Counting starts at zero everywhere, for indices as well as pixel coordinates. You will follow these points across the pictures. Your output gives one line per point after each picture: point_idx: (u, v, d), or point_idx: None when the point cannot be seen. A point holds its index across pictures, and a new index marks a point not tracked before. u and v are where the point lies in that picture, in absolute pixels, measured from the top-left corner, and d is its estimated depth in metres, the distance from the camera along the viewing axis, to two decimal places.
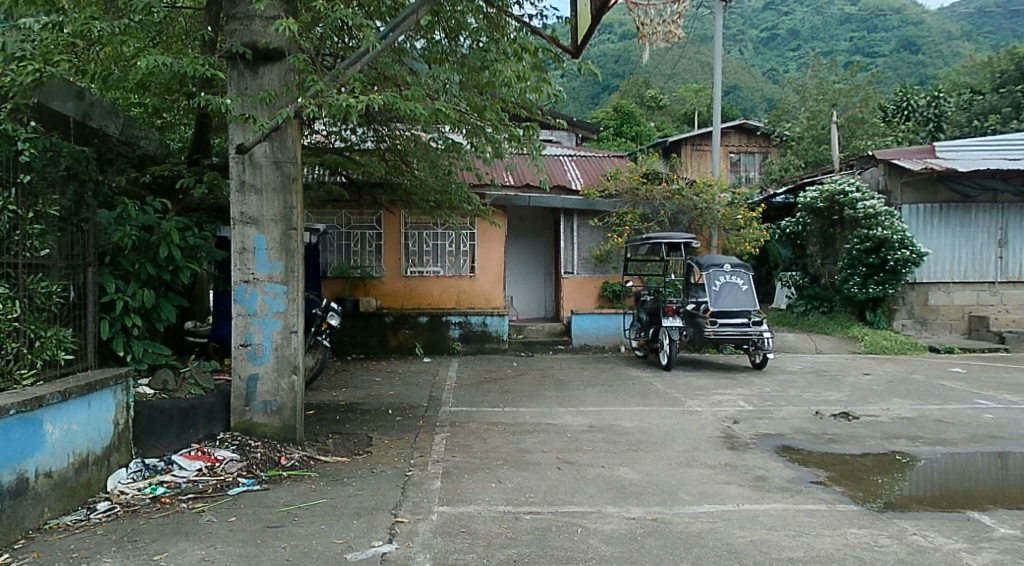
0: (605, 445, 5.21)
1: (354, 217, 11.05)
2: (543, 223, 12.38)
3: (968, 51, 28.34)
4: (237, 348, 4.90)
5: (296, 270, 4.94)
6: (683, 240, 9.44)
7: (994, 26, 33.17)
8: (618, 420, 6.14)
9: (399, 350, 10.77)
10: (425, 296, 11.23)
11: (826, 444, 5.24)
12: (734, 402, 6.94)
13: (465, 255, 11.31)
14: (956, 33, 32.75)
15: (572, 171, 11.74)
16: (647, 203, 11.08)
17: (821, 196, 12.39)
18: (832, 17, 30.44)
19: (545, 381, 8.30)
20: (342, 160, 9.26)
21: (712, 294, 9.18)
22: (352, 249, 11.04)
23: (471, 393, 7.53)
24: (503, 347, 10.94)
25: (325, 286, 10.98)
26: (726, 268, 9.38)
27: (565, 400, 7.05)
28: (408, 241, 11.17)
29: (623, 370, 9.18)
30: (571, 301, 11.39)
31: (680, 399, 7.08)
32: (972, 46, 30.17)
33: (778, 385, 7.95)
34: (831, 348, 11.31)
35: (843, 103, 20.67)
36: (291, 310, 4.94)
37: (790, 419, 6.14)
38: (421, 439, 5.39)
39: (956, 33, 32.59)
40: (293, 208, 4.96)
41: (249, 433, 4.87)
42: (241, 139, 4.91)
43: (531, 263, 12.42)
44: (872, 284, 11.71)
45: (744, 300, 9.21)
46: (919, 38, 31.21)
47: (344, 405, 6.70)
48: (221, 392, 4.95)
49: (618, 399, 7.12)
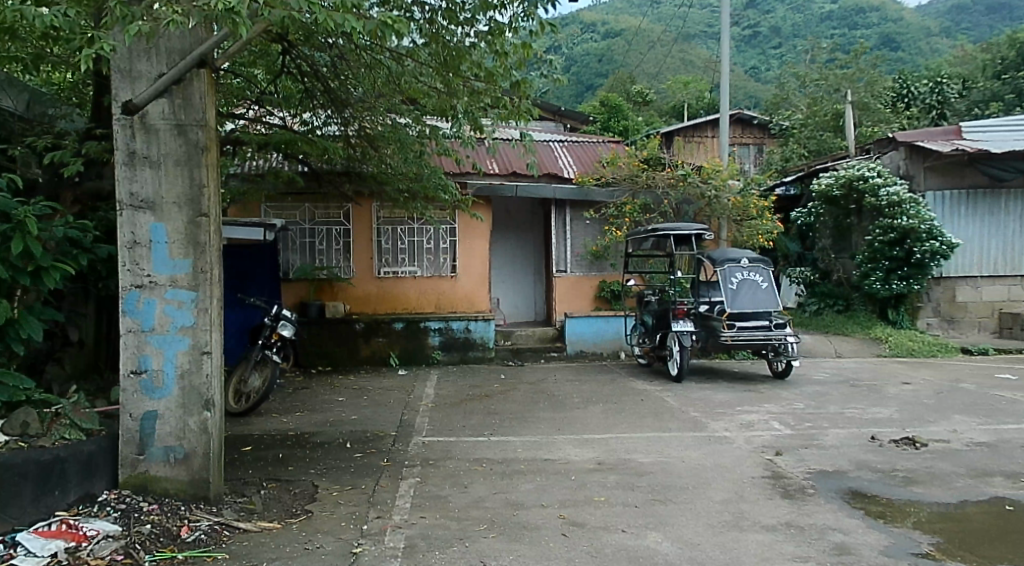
0: (621, 495, 3.99)
1: (319, 212, 9.79)
2: (531, 216, 11.17)
3: (957, 44, 27.52)
4: (127, 377, 3.63)
5: (209, 271, 3.69)
6: (694, 232, 8.25)
7: (971, 23, 32.47)
8: (632, 453, 4.93)
9: (371, 361, 9.52)
10: (400, 298, 9.98)
11: (905, 488, 4.05)
12: (768, 425, 5.74)
13: (445, 253, 10.08)
14: (941, 27, 31.96)
15: (564, 159, 10.50)
16: (648, 192, 9.88)
17: (836, 182, 11.28)
18: (813, 15, 29.77)
19: (538, 398, 7.08)
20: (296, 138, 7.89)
21: (729, 294, 8.02)
22: (317, 248, 9.79)
23: (452, 416, 6.29)
24: (489, 356, 9.71)
25: (287, 289, 9.72)
26: (743, 264, 8.19)
27: (564, 425, 5.82)
28: (381, 237, 9.91)
29: (627, 382, 7.98)
30: (564, 303, 10.20)
31: (703, 421, 5.90)
32: (958, 40, 29.44)
33: (812, 400, 6.79)
34: (853, 351, 10.21)
35: (844, 90, 19.60)
36: (202, 324, 3.68)
37: (845, 449, 4.94)
38: (381, 489, 4.15)
39: (939, 28, 31.83)
40: (205, 188, 3.70)
41: (145, 491, 3.63)
42: (130, 94, 3.65)
43: (518, 261, 11.21)
44: (896, 280, 10.61)
45: (764, 300, 8.05)
46: (898, 35, 29.85)
47: (294, 437, 5.44)
48: (109, 435, 3.70)
49: (628, 422, 5.91)
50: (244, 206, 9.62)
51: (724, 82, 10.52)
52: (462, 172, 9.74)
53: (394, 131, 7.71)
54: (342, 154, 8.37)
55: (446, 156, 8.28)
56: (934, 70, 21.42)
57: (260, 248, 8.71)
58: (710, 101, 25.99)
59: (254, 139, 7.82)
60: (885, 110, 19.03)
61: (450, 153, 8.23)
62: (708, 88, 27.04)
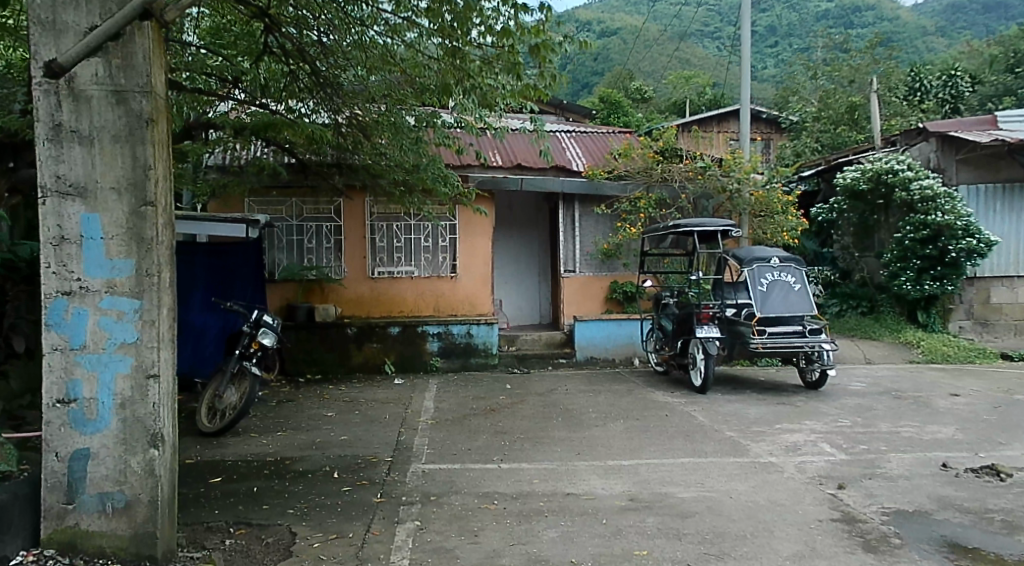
0: (667, 547, 3.25)
1: (308, 207, 9.05)
2: (536, 211, 10.44)
3: (963, 40, 26.87)
4: (51, 406, 2.87)
5: (156, 273, 2.94)
6: (722, 228, 7.50)
7: (969, 20, 31.85)
8: (668, 486, 4.20)
9: (364, 369, 8.78)
10: (396, 301, 9.23)
11: (1012, 537, 3.32)
12: (818, 448, 5.02)
13: (444, 252, 9.34)
14: (943, 24, 31.32)
15: (572, 150, 9.76)
16: (664, 186, 9.20)
17: (863, 176, 10.56)
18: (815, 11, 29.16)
19: (551, 414, 6.33)
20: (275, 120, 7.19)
21: (759, 296, 7.29)
22: (305, 246, 9.03)
23: (455, 436, 5.55)
24: (492, 362, 8.99)
25: (273, 291, 8.99)
26: (773, 264, 7.49)
27: (584, 448, 5.08)
28: (375, 235, 9.17)
29: (646, 394, 7.27)
30: (573, 305, 9.47)
31: (742, 444, 5.16)
32: (963, 36, 28.77)
33: (858, 415, 6.08)
34: (883, 357, 9.53)
35: (857, 81, 18.90)
36: (147, 339, 2.93)
37: (918, 481, 4.21)
38: (374, 539, 3.40)
39: (942, 25, 31.19)
40: (152, 171, 2.95)
41: (74, 550, 2.88)
42: (55, 52, 2.89)
43: (523, 260, 10.48)
44: (928, 280, 9.94)
45: (797, 303, 7.31)
46: (900, 32, 29.23)
47: (274, 464, 4.70)
48: (28, 481, 2.96)
49: (656, 444, 5.17)
50: (225, 201, 8.87)
51: (745, 67, 9.77)
52: (464, 163, 9.01)
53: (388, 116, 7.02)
54: (330, 143, 7.67)
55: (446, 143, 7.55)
56: (946, 62, 20.77)
57: (245, 247, 7.99)
58: (713, 97, 25.27)
59: (229, 123, 7.17)
60: (898, 103, 18.35)
61: (450, 140, 7.53)
62: (711, 84, 26.32)
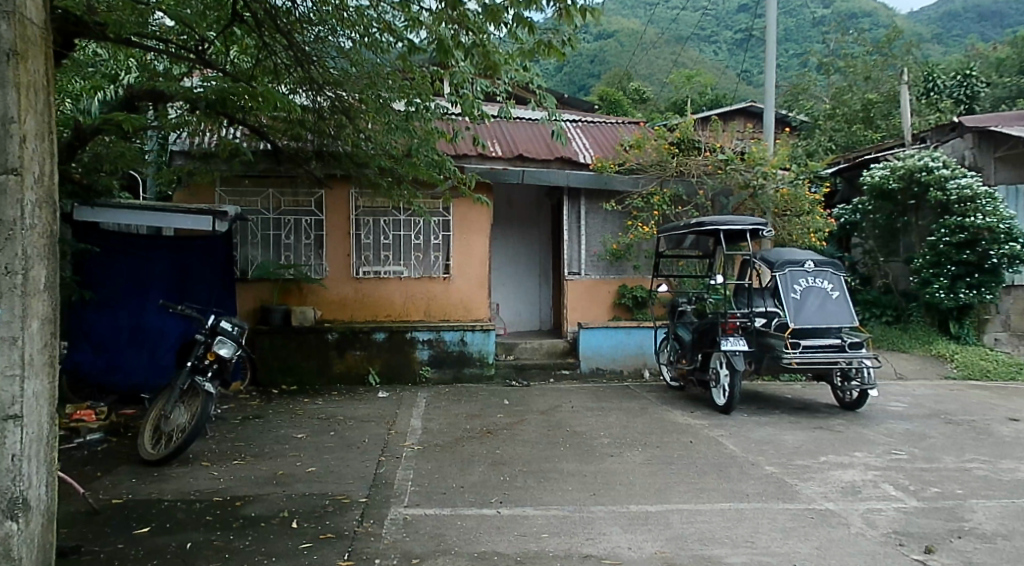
0: None
1: (286, 199, 8.16)
2: (537, 209, 9.60)
3: (968, 43, 26.12)
4: None
5: (19, 271, 2.13)
6: (752, 227, 6.54)
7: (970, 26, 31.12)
8: (711, 547, 3.33)
9: (346, 379, 7.90)
10: (382, 304, 8.34)
11: None
12: (881, 491, 4.17)
13: (437, 250, 8.45)
14: (945, 30, 30.65)
15: (578, 141, 8.91)
16: (680, 180, 8.36)
17: (892, 174, 9.75)
18: None
19: (557, 438, 5.46)
20: (232, 89, 5.90)
21: (792, 305, 6.45)
22: (282, 242, 8.15)
23: (446, 467, 4.68)
24: (487, 373, 8.12)
25: (245, 290, 8.08)
26: (808, 269, 6.65)
27: (600, 487, 4.21)
28: (360, 231, 8.29)
29: (663, 414, 6.42)
30: (578, 310, 8.61)
31: (790, 484, 4.29)
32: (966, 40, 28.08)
33: (914, 445, 5.24)
34: (915, 372, 8.72)
35: (871, 77, 18.09)
36: (4, 364, 2.10)
37: (1023, 543, 3.36)
38: None
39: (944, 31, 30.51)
40: (16, 126, 2.14)
41: None
42: None
43: (523, 262, 9.61)
44: (963, 288, 9.15)
45: (836, 313, 6.45)
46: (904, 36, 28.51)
47: (221, 506, 3.80)
48: None
49: (686, 483, 4.31)
50: (193, 192, 7.95)
51: (771, 51, 8.89)
52: (461, 153, 8.17)
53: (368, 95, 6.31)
54: (308, 127, 6.87)
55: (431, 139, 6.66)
56: (961, 59, 19.99)
57: (210, 240, 7.14)
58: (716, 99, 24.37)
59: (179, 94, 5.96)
60: (913, 102, 17.55)
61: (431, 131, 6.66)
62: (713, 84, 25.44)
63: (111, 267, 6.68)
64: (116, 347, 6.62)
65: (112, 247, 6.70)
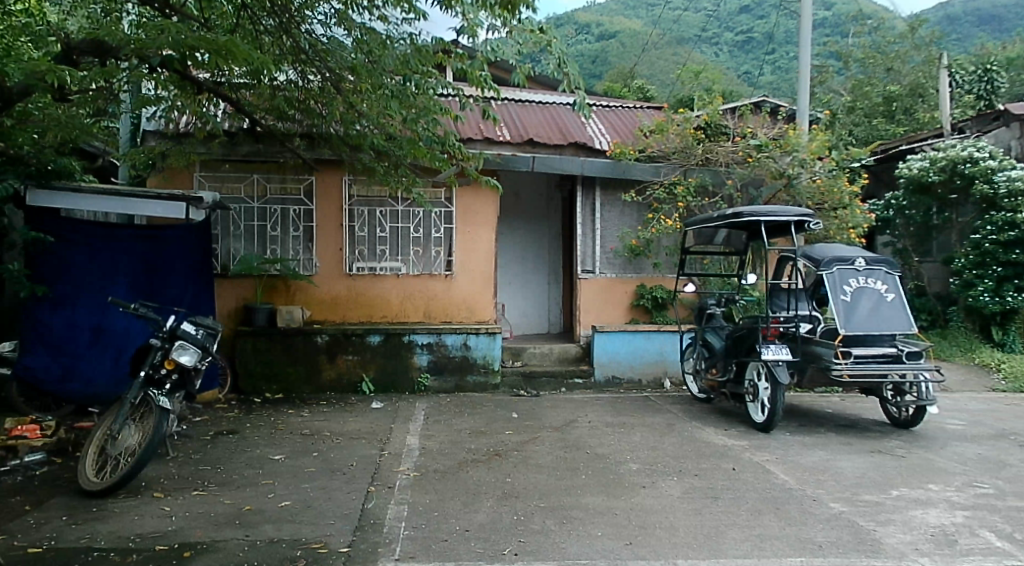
0: None
1: (272, 185, 7.39)
2: (547, 202, 8.84)
3: (981, 40, 25.31)
4: None
5: None
6: (797, 219, 5.72)
7: None
8: None
9: (335, 386, 7.13)
10: (376, 303, 7.56)
11: None
12: (983, 541, 3.40)
13: (438, 244, 7.68)
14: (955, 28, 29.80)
15: (593, 126, 8.20)
16: (705, 169, 7.61)
17: (933, 165, 8.96)
18: None
19: (577, 464, 4.68)
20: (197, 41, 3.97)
21: (843, 308, 5.63)
22: (268, 234, 7.38)
23: (447, 501, 3.90)
24: (492, 381, 7.35)
25: (225, 287, 7.30)
26: (857, 268, 5.86)
27: (637, 533, 3.43)
28: (354, 223, 7.51)
29: (694, 432, 5.64)
30: (592, 312, 7.84)
31: (867, 530, 3.52)
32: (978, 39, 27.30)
33: (997, 476, 4.47)
34: (961, 383, 7.95)
35: (892, 69, 17.22)
36: None
37: None
38: None
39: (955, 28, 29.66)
40: None
41: None
42: None
43: (530, 259, 8.82)
44: (1012, 292, 8.38)
45: (891, 318, 5.65)
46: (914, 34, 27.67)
47: (164, 559, 3.02)
48: None
49: (740, 527, 3.53)
50: (168, 177, 7.19)
51: (804, 28, 8.09)
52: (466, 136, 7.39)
53: (362, 54, 5.60)
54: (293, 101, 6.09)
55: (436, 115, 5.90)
56: (982, 53, 19.15)
57: (183, 231, 6.44)
58: None
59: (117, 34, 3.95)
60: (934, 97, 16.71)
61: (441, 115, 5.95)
62: None
63: (70, 258, 5.79)
64: (72, 350, 5.73)
65: (72, 236, 5.81)
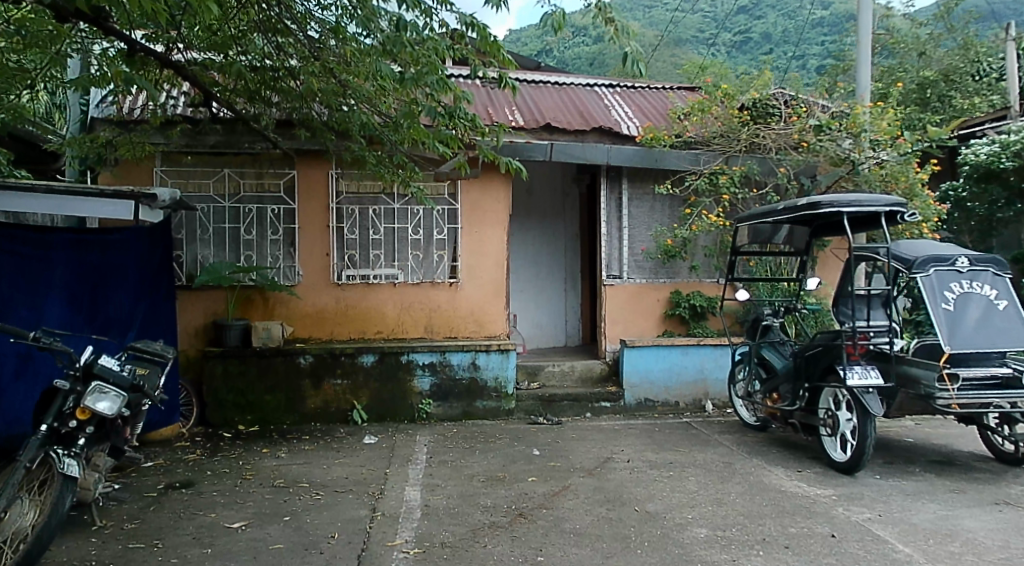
0: None
1: (247, 181, 6.32)
2: (563, 197, 7.77)
3: None
4: None
5: None
6: (888, 208, 4.58)
7: None
8: None
9: (321, 416, 6.05)
10: (369, 317, 6.48)
11: None
12: None
13: (440, 248, 6.60)
14: None
15: (618, 110, 7.12)
16: (751, 156, 6.56)
17: (1004, 151, 7.85)
18: None
19: (626, 529, 3.58)
20: None
21: (947, 321, 4.54)
22: (242, 238, 6.31)
23: None
24: (505, 406, 6.26)
25: (191, 301, 6.22)
26: (960, 269, 4.76)
27: None
28: (343, 224, 6.43)
29: (760, 475, 4.56)
30: (620, 323, 6.76)
31: None
32: None
33: None
34: None
35: (925, 54, 16.01)
36: None
37: None
38: None
39: None
40: None
41: None
42: None
43: (545, 263, 7.73)
44: None
45: (1005, 331, 4.55)
46: None
47: None
48: None
49: None
50: (122, 172, 6.14)
51: None
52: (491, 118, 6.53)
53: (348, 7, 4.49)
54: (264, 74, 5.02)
55: (442, 93, 4.68)
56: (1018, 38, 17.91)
57: (129, 235, 5.33)
58: None
59: None
60: None
61: (453, 92, 4.73)
62: None
63: None
64: None
65: None
